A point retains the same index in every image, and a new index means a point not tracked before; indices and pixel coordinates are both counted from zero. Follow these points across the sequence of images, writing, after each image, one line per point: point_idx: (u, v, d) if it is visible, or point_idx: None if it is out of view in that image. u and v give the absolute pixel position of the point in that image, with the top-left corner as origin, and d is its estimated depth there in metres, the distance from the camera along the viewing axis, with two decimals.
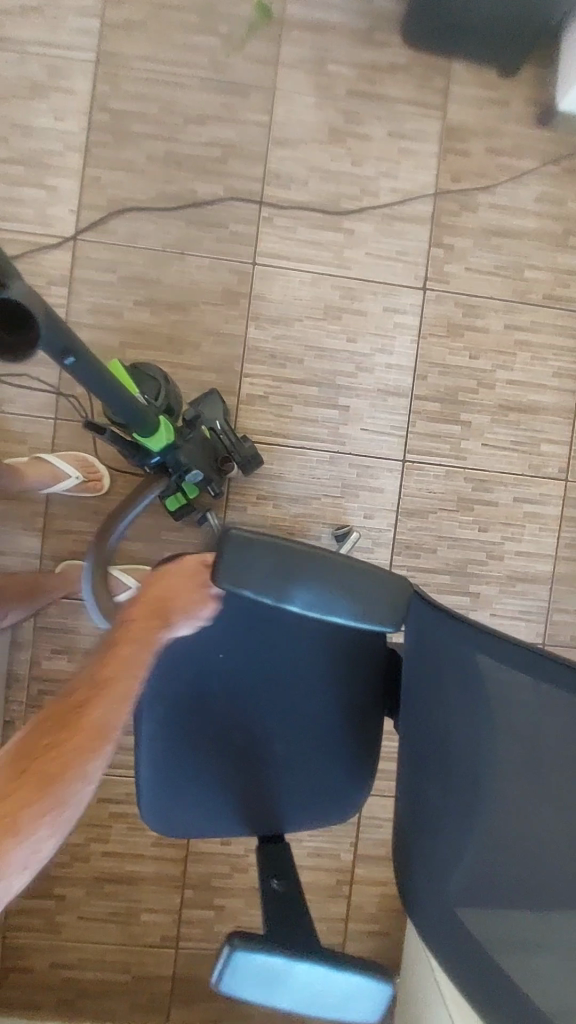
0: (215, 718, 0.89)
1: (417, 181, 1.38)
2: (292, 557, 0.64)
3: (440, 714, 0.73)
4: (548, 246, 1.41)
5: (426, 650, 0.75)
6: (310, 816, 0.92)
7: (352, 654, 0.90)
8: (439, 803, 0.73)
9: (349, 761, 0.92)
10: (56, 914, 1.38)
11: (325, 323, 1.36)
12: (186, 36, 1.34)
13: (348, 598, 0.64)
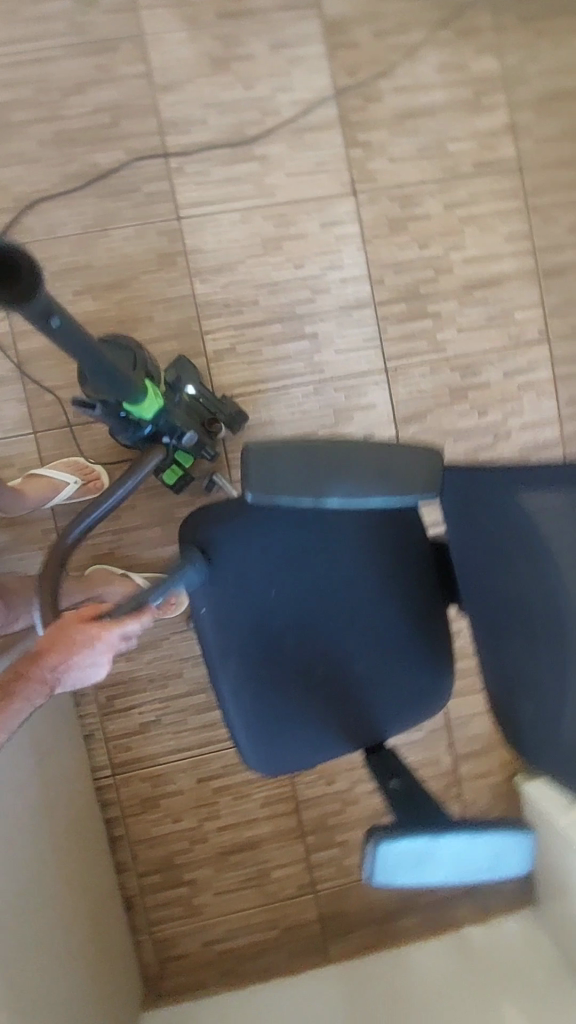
0: (291, 652, 0.88)
1: (314, 86, 1.32)
2: (321, 452, 0.63)
3: (507, 569, 0.73)
4: (463, 113, 1.36)
5: (480, 511, 0.75)
6: (405, 721, 0.93)
7: (399, 555, 0.93)
8: (532, 653, 0.72)
9: (428, 660, 0.93)
10: (194, 898, 1.46)
11: (268, 258, 1.33)
12: (37, 6, 1.27)
13: (382, 480, 0.64)
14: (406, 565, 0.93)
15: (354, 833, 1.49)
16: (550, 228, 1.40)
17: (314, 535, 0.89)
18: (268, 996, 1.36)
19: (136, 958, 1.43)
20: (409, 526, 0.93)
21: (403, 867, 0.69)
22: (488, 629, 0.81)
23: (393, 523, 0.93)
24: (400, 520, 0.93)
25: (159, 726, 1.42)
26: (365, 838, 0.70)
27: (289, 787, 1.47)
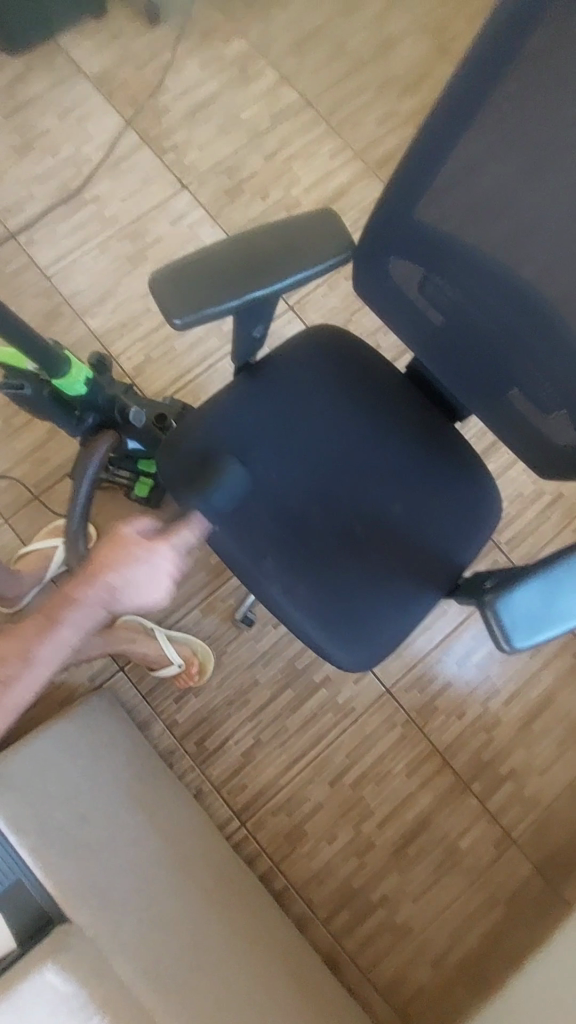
0: (322, 528, 0.85)
1: (109, 126, 1.45)
2: (223, 257, 0.63)
3: (460, 290, 0.74)
4: (240, 86, 1.49)
5: (406, 267, 0.76)
6: (469, 539, 0.87)
7: (373, 392, 0.90)
8: (527, 349, 0.72)
9: (459, 475, 0.89)
10: (396, 918, 1.25)
11: (140, 270, 1.39)
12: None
13: (292, 257, 0.64)
14: (386, 398, 0.90)
15: (517, 759, 1.30)
16: (364, 128, 1.48)
17: (285, 410, 0.88)
18: (527, 977, 1.12)
19: (370, 1020, 1.20)
20: (371, 363, 0.91)
21: (532, 623, 0.61)
22: (479, 384, 0.81)
23: (352, 366, 0.90)
24: (359, 361, 0.91)
25: (261, 745, 1.27)
26: (483, 608, 0.63)
27: (425, 741, 1.30)
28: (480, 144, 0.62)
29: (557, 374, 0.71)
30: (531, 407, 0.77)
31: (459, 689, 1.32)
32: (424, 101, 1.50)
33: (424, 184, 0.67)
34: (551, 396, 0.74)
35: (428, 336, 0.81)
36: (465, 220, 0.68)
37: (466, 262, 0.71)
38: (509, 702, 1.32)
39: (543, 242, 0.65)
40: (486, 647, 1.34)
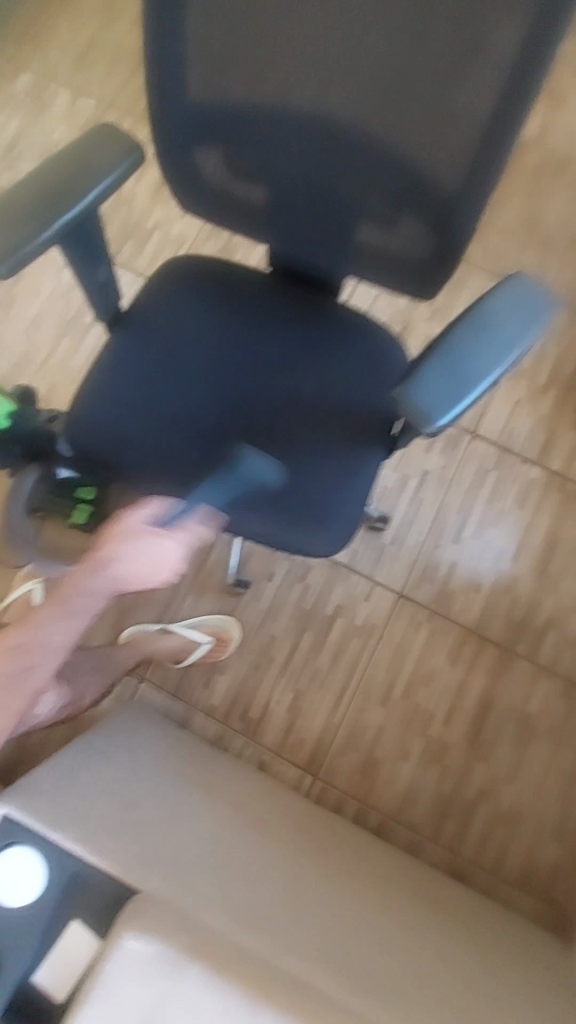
0: (243, 433, 0.84)
1: None
2: (22, 193, 0.64)
3: (259, 141, 0.73)
4: (40, 114, 1.53)
5: (198, 145, 0.75)
6: (386, 388, 0.86)
7: (242, 292, 0.89)
8: (345, 167, 0.72)
9: (354, 336, 0.88)
10: (501, 806, 1.20)
11: (13, 309, 1.40)
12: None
13: (87, 171, 0.65)
14: (257, 293, 0.90)
15: (550, 605, 1.28)
16: None
17: (164, 341, 0.86)
18: None
19: (516, 915, 1.14)
20: (231, 269, 0.91)
21: (449, 392, 0.61)
22: (324, 233, 0.80)
23: (212, 276, 0.90)
24: (219, 271, 0.90)
25: (303, 695, 1.24)
26: (398, 402, 0.62)
27: (457, 626, 1.27)
28: None
29: (382, 178, 0.71)
30: (371, 231, 0.76)
31: (468, 564, 1.30)
32: None
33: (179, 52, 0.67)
34: (382, 205, 0.73)
35: (254, 206, 0.80)
36: (229, 70, 0.68)
37: (253, 110, 0.71)
38: (520, 555, 1.31)
39: (309, 49, 0.65)
40: (476, 515, 1.33)
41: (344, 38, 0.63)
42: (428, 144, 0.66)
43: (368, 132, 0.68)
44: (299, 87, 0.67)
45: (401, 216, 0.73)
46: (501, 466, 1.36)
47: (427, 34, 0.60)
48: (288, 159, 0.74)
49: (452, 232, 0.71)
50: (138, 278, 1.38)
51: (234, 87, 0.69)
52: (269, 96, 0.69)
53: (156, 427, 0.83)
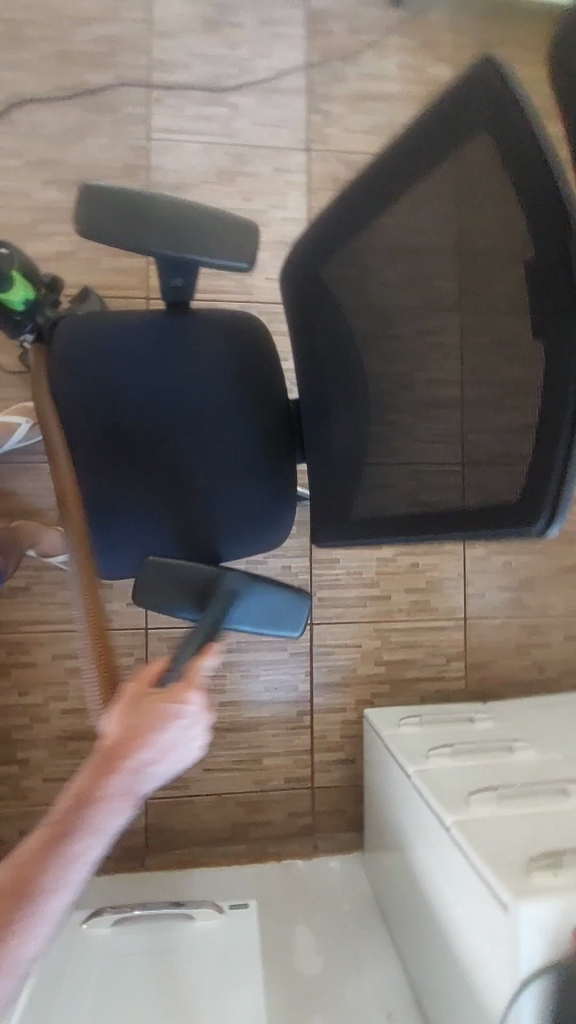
0: (139, 453, 1.00)
1: (289, 59, 1.56)
2: (147, 206, 0.77)
3: (342, 322, 0.83)
4: (414, 108, 1.58)
5: (327, 281, 0.83)
6: (240, 537, 1.03)
7: (255, 390, 1.04)
8: (337, 410, 0.87)
9: (273, 495, 1.04)
10: (21, 781, 1.42)
11: (221, 186, 1.49)
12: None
13: (202, 236, 0.78)
14: (263, 402, 1.05)
15: None
16: None
17: (171, 351, 1.01)
18: None
19: None
20: (263, 357, 1.05)
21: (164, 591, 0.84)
22: (309, 412, 0.96)
23: (256, 362, 1.04)
24: (263, 366, 1.05)
25: (27, 591, 1.44)
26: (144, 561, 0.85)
27: None
28: (392, 237, 0.72)
29: (338, 445, 0.87)
30: (345, 461, 0.85)
31: None
32: None
33: (347, 237, 0.77)
34: (345, 443, 0.86)
35: (312, 350, 0.90)
36: (352, 286, 0.80)
37: (341, 319, 0.83)
38: (225, 707, 1.46)
39: (382, 349, 0.77)
40: (239, 658, 1.47)
41: (394, 376, 0.76)
42: (357, 473, 0.83)
43: (383, 421, 0.78)
44: (379, 324, 0.77)
45: (328, 470, 0.90)
46: (295, 657, 1.49)
47: (436, 438, 0.69)
48: (329, 362, 0.87)
49: (324, 513, 0.89)
50: None
51: (357, 279, 0.79)
52: (362, 305, 0.79)
53: (99, 394, 0.99)
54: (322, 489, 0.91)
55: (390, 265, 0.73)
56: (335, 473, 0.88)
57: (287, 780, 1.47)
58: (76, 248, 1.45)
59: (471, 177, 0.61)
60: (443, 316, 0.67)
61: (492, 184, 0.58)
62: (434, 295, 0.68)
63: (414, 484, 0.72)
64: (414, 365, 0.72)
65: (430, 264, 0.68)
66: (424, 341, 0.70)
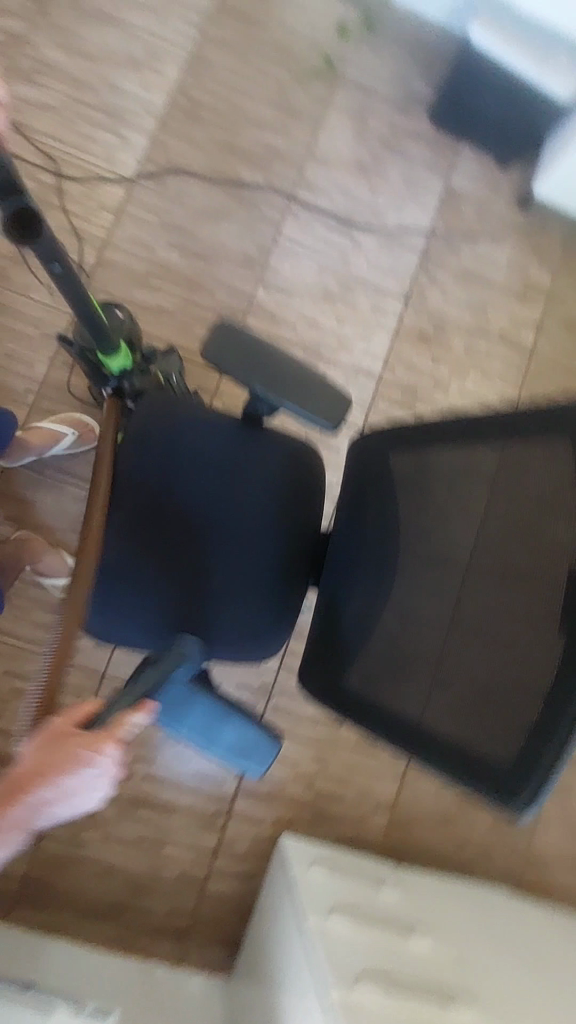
0: (170, 538, 1.05)
1: (416, 220, 1.72)
2: (266, 357, 0.86)
3: (392, 510, 0.88)
4: (508, 298, 1.73)
5: (390, 469, 0.89)
6: (232, 648, 1.03)
7: (294, 517, 1.08)
8: (358, 578, 0.91)
9: (279, 619, 1.05)
10: None
11: (321, 304, 1.62)
12: (262, 61, 1.69)
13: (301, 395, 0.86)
14: (298, 529, 1.08)
15: (105, 813, 1.41)
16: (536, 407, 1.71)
17: (233, 455, 1.07)
18: None
19: None
20: (311, 479, 1.10)
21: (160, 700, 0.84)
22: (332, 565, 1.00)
23: (304, 491, 1.09)
24: (310, 497, 1.09)
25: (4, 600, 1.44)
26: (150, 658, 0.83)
27: None
28: (458, 472, 0.78)
29: (348, 611, 0.91)
30: (349, 631, 0.89)
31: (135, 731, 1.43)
32: None
33: (421, 446, 0.83)
34: (355, 613, 0.89)
35: (355, 514, 0.95)
36: (410, 485, 0.85)
37: (391, 505, 0.88)
38: (148, 781, 1.43)
39: (416, 556, 0.82)
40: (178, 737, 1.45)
41: (418, 584, 0.81)
42: (355, 648, 0.86)
43: (396, 616, 0.83)
44: (422, 532, 0.82)
45: (329, 628, 0.93)
46: None
47: (438, 668, 0.74)
48: (366, 534, 0.92)
49: (313, 665, 0.92)
50: (358, 411, 1.60)
51: (416, 485, 0.84)
52: (413, 508, 0.84)
53: (154, 467, 1.05)
54: (319, 642, 0.94)
55: (450, 493, 0.78)
56: (336, 636, 0.91)
57: (179, 876, 1.42)
58: (174, 309, 1.55)
59: (550, 472, 0.67)
60: (481, 567, 0.73)
61: (566, 488, 0.65)
62: (480, 544, 0.74)
63: (405, 695, 0.76)
64: (441, 588, 0.77)
65: (484, 517, 0.74)
66: (457, 575, 0.75)
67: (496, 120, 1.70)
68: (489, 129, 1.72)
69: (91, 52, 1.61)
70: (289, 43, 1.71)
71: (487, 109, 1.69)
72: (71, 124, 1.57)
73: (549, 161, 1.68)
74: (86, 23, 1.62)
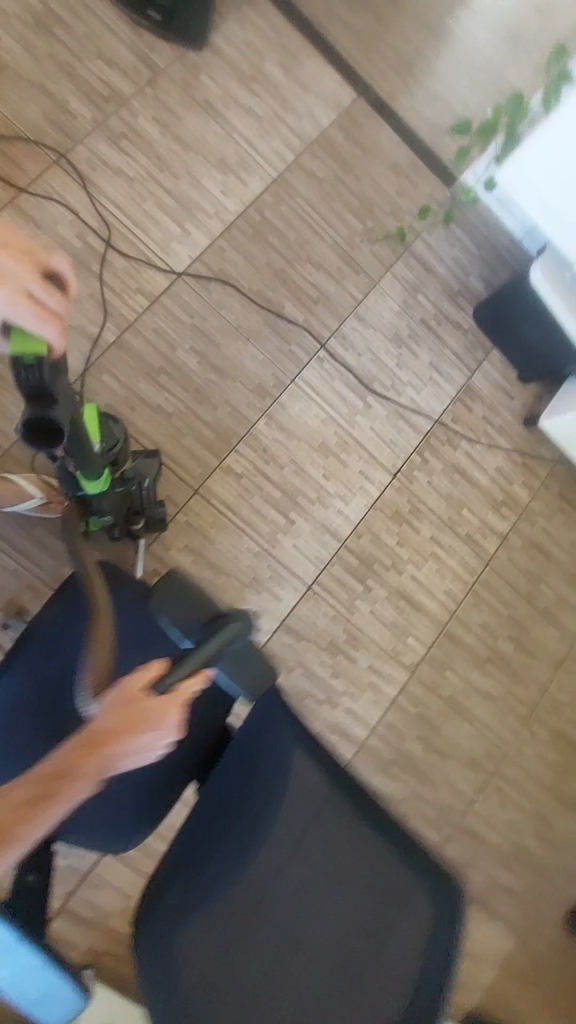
0: (65, 709, 1.00)
1: (430, 404, 1.77)
2: (207, 613, 0.88)
3: (270, 816, 0.79)
4: (486, 504, 1.80)
5: (291, 773, 0.83)
6: (88, 839, 0.99)
7: (196, 721, 1.04)
8: (208, 868, 0.79)
9: (144, 819, 1.01)
10: None
11: (314, 454, 1.64)
12: (342, 207, 1.73)
13: (226, 654, 0.90)
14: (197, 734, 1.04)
15: None
16: (474, 614, 1.77)
17: (158, 640, 1.07)
18: None
19: None
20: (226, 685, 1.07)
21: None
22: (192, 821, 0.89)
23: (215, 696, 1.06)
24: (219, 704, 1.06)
25: None
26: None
27: None
28: (358, 844, 0.74)
29: (176, 903, 0.76)
30: (166, 936, 0.73)
31: None
32: (509, 658, 1.80)
33: (337, 781, 0.80)
34: (180, 914, 0.75)
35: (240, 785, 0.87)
36: (305, 810, 0.78)
37: (271, 812, 0.79)
38: None
39: (280, 899, 0.73)
40: None
41: (268, 942, 0.70)
42: (161, 974, 0.69)
43: (225, 961, 0.69)
44: (295, 878, 0.74)
45: (151, 913, 0.77)
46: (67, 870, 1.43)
47: None
48: (239, 819, 0.82)
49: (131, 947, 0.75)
50: (312, 567, 1.62)
51: (310, 816, 0.78)
52: (298, 839, 0.76)
53: (75, 638, 1.02)
54: (139, 923, 0.77)
55: (340, 863, 0.73)
56: (152, 933, 0.75)
57: None
58: (173, 412, 1.54)
59: (427, 926, 0.68)
60: (339, 979, 0.66)
61: (438, 948, 0.66)
62: (343, 946, 0.68)
63: None
64: (290, 967, 0.67)
65: (358, 917, 0.69)
66: (314, 968, 0.67)
67: (533, 343, 1.77)
68: (522, 347, 1.80)
69: (185, 137, 1.61)
70: (373, 199, 1.76)
71: (528, 330, 1.76)
72: (139, 200, 1.56)
73: (559, 400, 1.78)
74: (189, 109, 1.62)
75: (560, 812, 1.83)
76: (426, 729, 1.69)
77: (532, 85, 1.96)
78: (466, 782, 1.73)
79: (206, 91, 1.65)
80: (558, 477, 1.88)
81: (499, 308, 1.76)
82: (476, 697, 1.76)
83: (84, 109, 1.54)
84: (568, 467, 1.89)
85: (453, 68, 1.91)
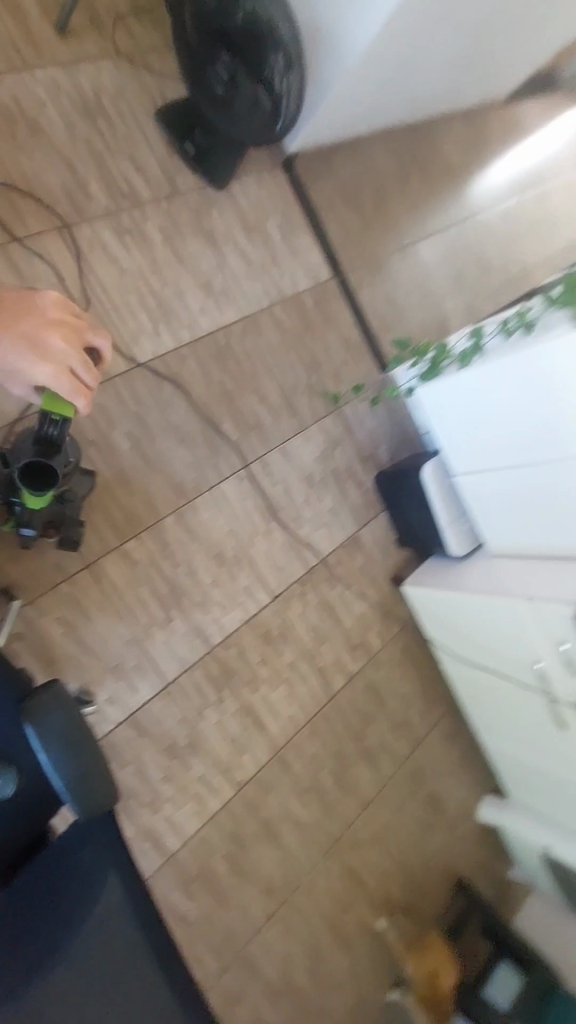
0: None
1: (321, 544, 1.98)
2: (78, 731, 0.94)
3: (77, 937, 0.88)
4: (343, 643, 2.01)
5: (110, 909, 0.92)
6: None
7: (21, 821, 0.98)
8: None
9: None
10: None
11: (208, 562, 1.74)
12: (296, 358, 1.97)
13: (83, 769, 0.93)
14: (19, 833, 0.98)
15: None
16: (308, 742, 1.91)
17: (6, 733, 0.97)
18: None
19: None
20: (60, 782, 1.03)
21: None
22: None
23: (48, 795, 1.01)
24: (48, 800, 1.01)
25: None
26: None
27: None
28: (146, 987, 0.89)
29: None
30: None
31: None
32: (327, 789, 1.94)
33: (145, 922, 0.94)
34: None
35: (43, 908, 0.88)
36: (110, 948, 0.89)
37: (78, 943, 0.87)
38: None
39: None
40: None
41: None
42: None
43: None
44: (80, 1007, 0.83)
45: None
46: None
47: None
48: (39, 945, 0.85)
49: None
50: (176, 667, 1.67)
51: (112, 952, 0.89)
52: (94, 974, 0.86)
53: None
54: None
55: (124, 999, 0.87)
56: None
57: None
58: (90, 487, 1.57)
59: None
60: None
61: None
62: None
63: None
64: None
65: None
66: None
67: (407, 520, 2.06)
68: (402, 520, 2.08)
69: (182, 253, 1.78)
70: (323, 360, 2.03)
71: (406, 509, 2.04)
72: (123, 290, 1.67)
73: (420, 573, 2.06)
74: (193, 231, 1.80)
75: (334, 949, 1.92)
76: (236, 847, 1.74)
77: (464, 318, 2.43)
78: (259, 910, 1.77)
79: (211, 220, 1.83)
80: (408, 634, 2.15)
81: (392, 484, 2.04)
82: (289, 822, 1.85)
83: (99, 197, 1.66)
84: (418, 628, 2.17)
85: (411, 283, 2.30)
